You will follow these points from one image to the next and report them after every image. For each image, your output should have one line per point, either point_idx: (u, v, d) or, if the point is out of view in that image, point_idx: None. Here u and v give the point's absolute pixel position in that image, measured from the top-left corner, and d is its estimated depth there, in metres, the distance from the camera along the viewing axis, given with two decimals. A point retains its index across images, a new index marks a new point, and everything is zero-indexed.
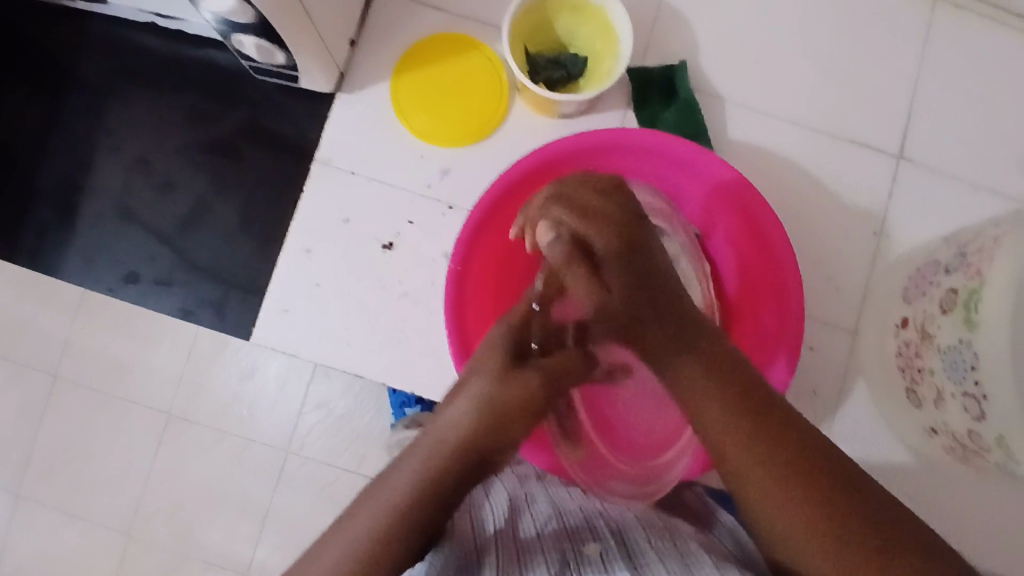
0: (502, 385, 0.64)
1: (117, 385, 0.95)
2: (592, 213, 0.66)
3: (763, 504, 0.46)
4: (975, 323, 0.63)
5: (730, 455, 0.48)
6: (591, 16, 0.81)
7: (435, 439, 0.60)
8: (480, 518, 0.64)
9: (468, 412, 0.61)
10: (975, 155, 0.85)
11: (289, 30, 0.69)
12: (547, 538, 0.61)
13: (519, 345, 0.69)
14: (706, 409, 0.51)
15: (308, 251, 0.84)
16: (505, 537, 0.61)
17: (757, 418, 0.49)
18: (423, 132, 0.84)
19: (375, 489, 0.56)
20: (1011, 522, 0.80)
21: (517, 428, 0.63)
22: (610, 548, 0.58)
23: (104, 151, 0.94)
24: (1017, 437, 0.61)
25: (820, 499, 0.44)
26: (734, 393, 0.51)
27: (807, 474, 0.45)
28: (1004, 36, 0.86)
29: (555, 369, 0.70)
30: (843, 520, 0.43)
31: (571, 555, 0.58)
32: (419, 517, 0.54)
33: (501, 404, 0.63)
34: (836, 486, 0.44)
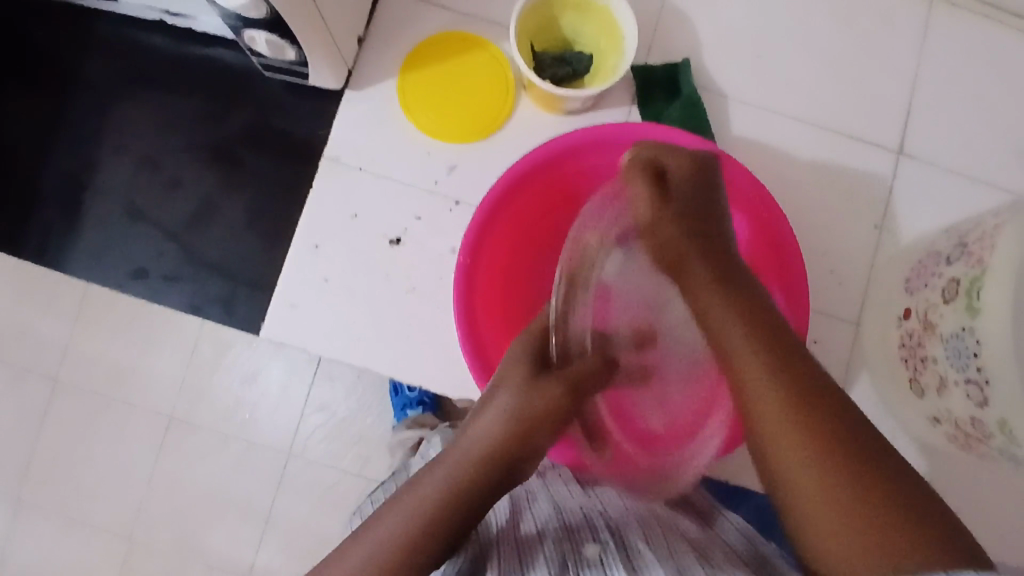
0: (533, 394, 0.63)
1: (122, 384, 0.95)
2: (651, 195, 0.65)
3: (804, 494, 0.45)
4: (977, 311, 0.65)
5: (769, 424, 0.48)
6: (596, 14, 0.82)
7: (468, 443, 0.60)
8: (484, 521, 0.67)
9: (497, 420, 0.61)
10: (972, 149, 0.87)
11: (301, 26, 0.70)
12: (546, 537, 0.62)
13: (542, 352, 0.67)
14: (750, 375, 0.51)
15: (316, 247, 0.85)
16: (506, 538, 0.63)
17: (800, 400, 0.48)
18: (430, 129, 0.85)
19: (403, 496, 0.57)
20: (1010, 511, 0.81)
21: (544, 432, 0.62)
22: (607, 550, 0.57)
23: (111, 151, 0.95)
24: (1020, 422, 0.62)
25: (866, 494, 0.43)
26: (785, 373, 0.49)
27: (855, 467, 0.44)
28: (998, 33, 0.88)
29: (581, 373, 0.67)
30: (877, 507, 0.42)
31: (571, 559, 0.58)
32: (444, 531, 0.55)
33: (528, 419, 0.61)
34: (877, 480, 0.43)
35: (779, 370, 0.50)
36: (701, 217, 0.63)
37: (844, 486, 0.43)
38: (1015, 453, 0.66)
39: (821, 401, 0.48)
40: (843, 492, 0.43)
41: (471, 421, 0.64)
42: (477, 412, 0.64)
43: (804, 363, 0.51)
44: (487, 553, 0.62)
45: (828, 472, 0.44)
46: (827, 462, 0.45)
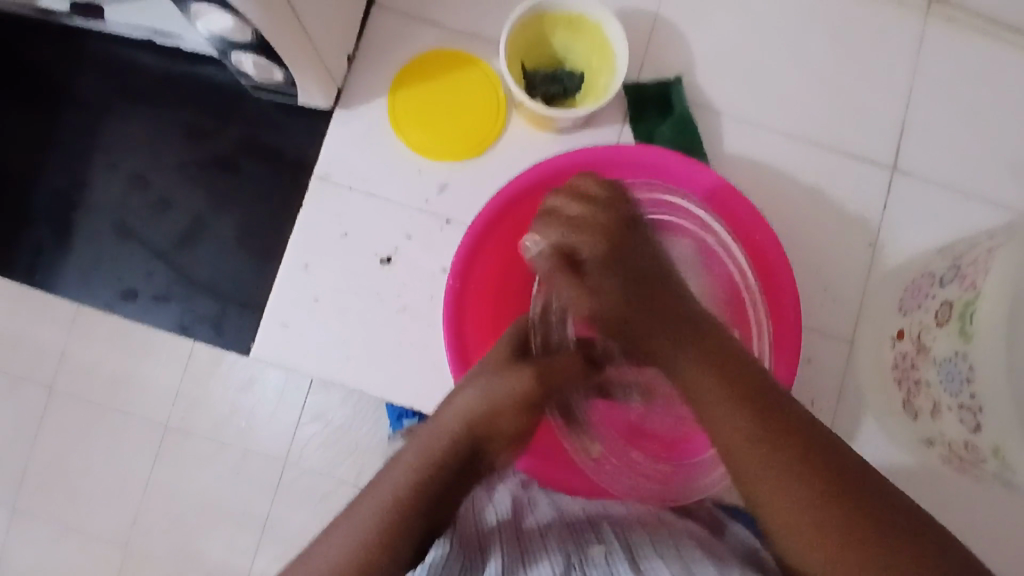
0: (506, 382, 0.62)
1: (115, 399, 0.95)
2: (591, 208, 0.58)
3: (760, 487, 0.48)
4: (970, 335, 0.64)
5: (729, 443, 0.50)
6: (587, 32, 0.82)
7: (439, 432, 0.60)
8: (481, 514, 0.66)
9: (473, 403, 0.61)
10: (966, 164, 0.86)
11: (288, 49, 0.69)
12: (550, 535, 0.63)
13: (523, 342, 0.68)
14: (699, 392, 0.52)
15: (306, 266, 0.84)
16: (507, 533, 0.63)
17: (765, 414, 0.49)
18: (420, 147, 0.84)
19: (378, 484, 0.57)
20: (1007, 529, 0.81)
21: (514, 424, 0.62)
22: (614, 551, 0.58)
23: (101, 168, 0.94)
24: (1013, 450, 0.62)
25: (816, 492, 0.46)
26: (751, 389, 0.51)
27: (801, 469, 0.47)
28: (994, 47, 0.87)
29: (558, 370, 0.67)
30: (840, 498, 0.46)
31: (575, 558, 0.59)
32: (416, 520, 0.56)
33: (499, 412, 0.61)
34: (832, 475, 0.47)
35: (743, 369, 0.52)
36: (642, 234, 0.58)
37: (810, 469, 0.47)
38: (1009, 479, 0.65)
39: (784, 409, 0.50)
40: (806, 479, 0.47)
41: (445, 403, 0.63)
42: (445, 401, 0.63)
43: (760, 370, 0.53)
44: (486, 545, 0.62)
45: (784, 456, 0.48)
46: (786, 447, 0.48)
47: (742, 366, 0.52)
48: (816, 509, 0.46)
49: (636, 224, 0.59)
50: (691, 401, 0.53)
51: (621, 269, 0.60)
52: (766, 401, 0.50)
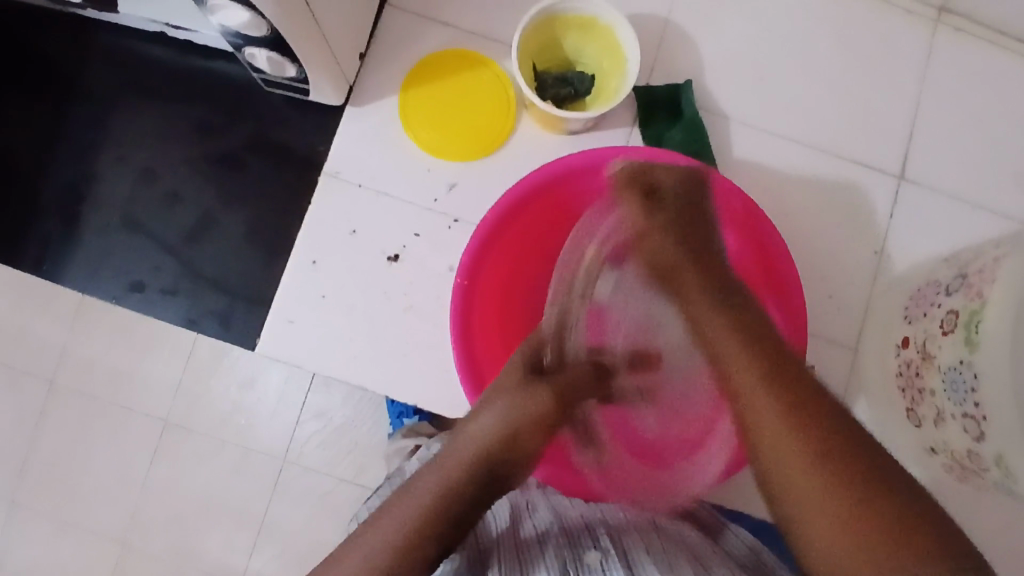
0: (524, 402, 0.63)
1: (118, 392, 0.95)
2: (641, 208, 0.70)
3: (794, 497, 0.48)
4: (975, 345, 0.64)
5: (763, 422, 0.52)
6: (599, 35, 0.82)
7: (458, 453, 0.60)
8: (483, 524, 0.67)
9: (495, 424, 0.61)
10: (973, 175, 0.87)
11: (302, 46, 0.69)
12: (548, 542, 0.63)
13: (535, 356, 0.69)
14: (752, 396, 0.54)
15: (314, 262, 0.84)
16: (506, 541, 0.64)
17: (799, 419, 0.50)
18: (430, 146, 0.84)
19: (404, 496, 0.58)
20: (1006, 539, 0.81)
21: (533, 442, 0.63)
22: (610, 558, 0.59)
23: (110, 161, 0.94)
24: (1016, 459, 0.62)
25: (845, 486, 0.46)
26: (785, 388, 0.53)
27: (829, 462, 0.47)
28: (1002, 58, 0.88)
29: (568, 383, 0.69)
30: (871, 508, 0.44)
31: (573, 566, 0.60)
32: (441, 532, 0.56)
33: (520, 430, 0.62)
34: (860, 472, 0.46)
35: (776, 375, 0.54)
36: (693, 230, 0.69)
37: (842, 478, 0.46)
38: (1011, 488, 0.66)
39: (812, 416, 0.50)
40: (830, 488, 0.46)
41: (469, 421, 0.63)
42: (466, 420, 0.63)
43: (796, 369, 0.55)
44: (487, 556, 0.63)
45: (815, 462, 0.47)
46: (818, 452, 0.48)
47: (788, 371, 0.54)
48: (841, 514, 0.45)
49: (675, 215, 0.69)
50: (744, 411, 0.54)
51: (669, 248, 0.68)
52: (795, 379, 0.53)
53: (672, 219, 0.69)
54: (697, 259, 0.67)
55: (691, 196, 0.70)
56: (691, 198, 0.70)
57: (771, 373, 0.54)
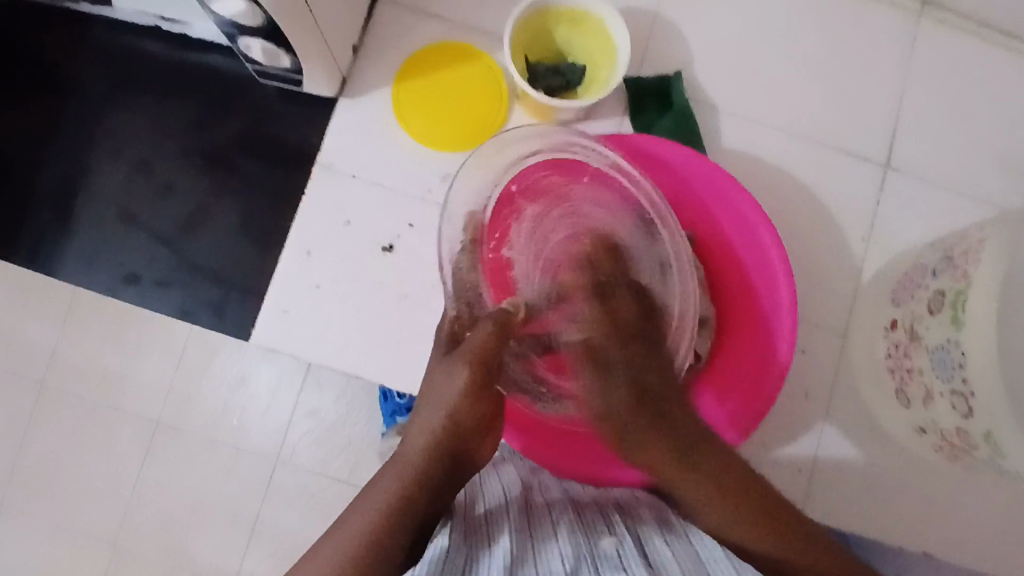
0: (454, 377, 0.63)
1: (111, 388, 0.95)
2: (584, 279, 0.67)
3: (710, 509, 0.61)
4: (962, 323, 0.65)
5: (677, 486, 0.61)
6: (589, 27, 0.83)
7: (410, 450, 0.63)
8: (492, 494, 0.67)
9: (437, 413, 0.63)
10: (958, 165, 0.88)
11: (296, 35, 0.70)
12: (559, 519, 0.64)
13: (455, 330, 0.67)
14: (657, 458, 0.60)
15: (308, 253, 0.85)
16: (516, 512, 0.64)
17: (721, 492, 0.60)
18: (424, 136, 0.85)
19: (365, 498, 0.60)
20: (995, 522, 0.82)
21: (475, 415, 0.63)
22: (626, 545, 0.60)
23: (102, 155, 0.94)
24: (1005, 432, 0.62)
25: (721, 506, 0.60)
26: (681, 457, 0.60)
27: (739, 511, 0.60)
28: (983, 48, 0.90)
29: (479, 342, 0.63)
30: (752, 525, 0.60)
31: (586, 547, 0.60)
32: (407, 521, 0.58)
33: (456, 408, 0.63)
34: (751, 497, 0.61)
35: (683, 461, 0.60)
36: (642, 321, 0.65)
37: (757, 531, 0.59)
38: (1000, 465, 0.67)
39: (727, 488, 0.60)
40: (748, 531, 0.60)
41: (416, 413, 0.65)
42: (419, 405, 0.66)
43: (679, 421, 0.61)
44: (493, 520, 0.63)
45: (721, 491, 0.60)
46: (723, 490, 0.60)
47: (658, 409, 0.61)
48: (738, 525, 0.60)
49: (617, 284, 0.67)
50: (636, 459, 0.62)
51: (600, 320, 0.64)
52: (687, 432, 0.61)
53: (605, 327, 0.64)
54: (611, 306, 0.65)
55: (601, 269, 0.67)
56: (600, 272, 0.67)
57: (682, 455, 0.60)
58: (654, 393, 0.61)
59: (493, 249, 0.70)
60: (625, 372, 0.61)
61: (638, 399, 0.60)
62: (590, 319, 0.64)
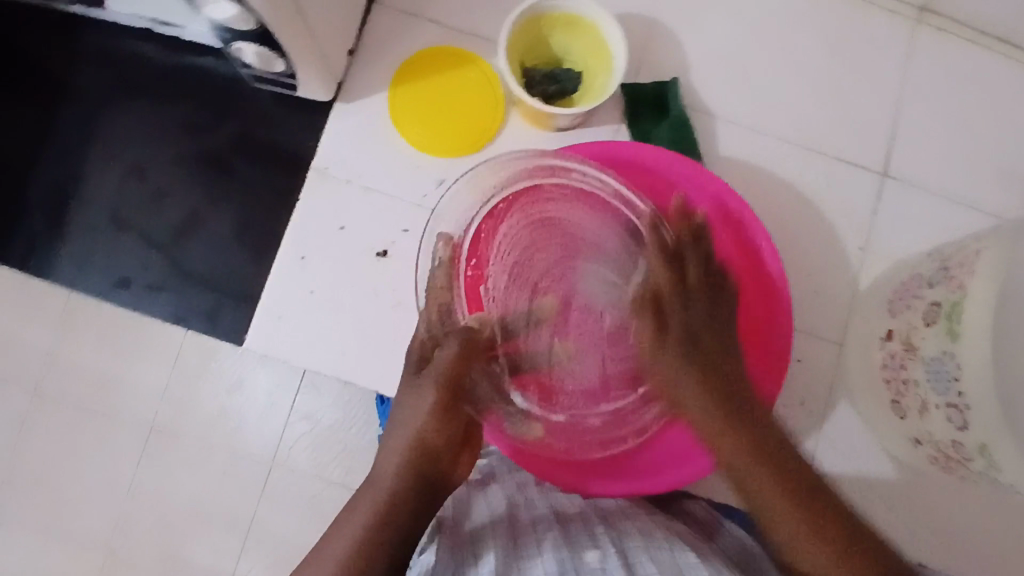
0: (423, 397, 0.66)
1: (106, 392, 0.94)
2: (666, 283, 0.66)
3: (804, 556, 0.58)
4: (958, 335, 0.65)
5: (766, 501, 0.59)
6: (585, 33, 0.83)
7: (383, 473, 0.66)
8: (475, 515, 0.68)
9: (406, 435, 0.66)
10: (957, 173, 0.88)
11: (290, 40, 0.69)
12: (544, 536, 0.64)
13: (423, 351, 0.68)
14: (796, 531, 0.58)
15: (302, 259, 0.84)
16: (501, 531, 0.65)
17: (814, 526, 0.57)
18: (419, 142, 0.85)
19: (339, 529, 0.63)
20: (993, 533, 0.82)
21: (445, 435, 0.67)
22: (607, 553, 0.59)
23: (97, 158, 0.94)
24: (999, 447, 0.63)
25: (819, 541, 0.57)
26: (812, 529, 0.57)
27: (825, 539, 0.57)
28: (981, 56, 0.89)
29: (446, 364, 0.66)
30: (847, 549, 0.57)
31: (568, 560, 0.60)
32: (386, 545, 0.61)
33: (425, 427, 0.66)
34: (807, 510, 0.58)
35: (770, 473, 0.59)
36: (699, 338, 0.63)
37: (826, 534, 0.57)
38: (996, 477, 0.67)
39: (818, 520, 0.58)
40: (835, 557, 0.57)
41: (386, 439, 0.68)
42: (389, 427, 0.69)
43: (790, 468, 0.60)
44: (478, 541, 0.63)
45: (829, 545, 0.57)
46: (828, 538, 0.57)
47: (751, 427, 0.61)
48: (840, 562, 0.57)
49: (688, 292, 0.65)
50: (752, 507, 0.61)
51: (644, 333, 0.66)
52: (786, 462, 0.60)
53: (711, 407, 0.61)
54: (678, 285, 0.65)
55: (679, 276, 0.66)
56: (679, 276, 0.66)
57: (763, 466, 0.60)
58: (812, 487, 0.59)
59: (470, 267, 0.70)
60: (754, 435, 0.61)
61: (768, 449, 0.60)
62: (667, 271, 0.66)
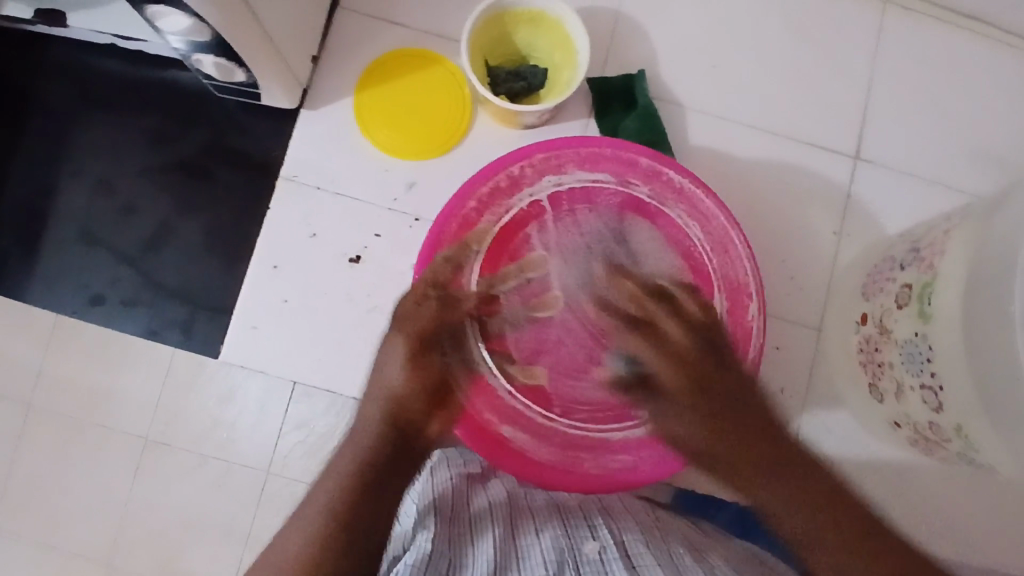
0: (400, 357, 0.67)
1: (84, 414, 0.92)
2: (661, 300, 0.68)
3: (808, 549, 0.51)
4: (928, 316, 0.65)
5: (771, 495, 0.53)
6: (549, 28, 0.82)
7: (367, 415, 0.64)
8: (473, 498, 0.64)
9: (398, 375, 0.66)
10: (929, 153, 0.87)
11: (247, 49, 0.69)
12: (544, 527, 0.61)
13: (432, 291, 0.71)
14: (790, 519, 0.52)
15: (275, 267, 0.86)
16: (499, 514, 0.62)
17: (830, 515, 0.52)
18: (388, 146, 0.84)
19: (310, 503, 0.57)
20: (984, 511, 0.82)
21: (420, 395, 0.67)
22: (609, 549, 0.56)
23: (67, 176, 0.93)
24: (974, 427, 0.63)
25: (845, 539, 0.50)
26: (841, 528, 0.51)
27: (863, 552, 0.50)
28: (948, 33, 0.89)
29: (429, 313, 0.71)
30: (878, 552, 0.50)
31: (569, 555, 0.56)
32: (354, 526, 0.55)
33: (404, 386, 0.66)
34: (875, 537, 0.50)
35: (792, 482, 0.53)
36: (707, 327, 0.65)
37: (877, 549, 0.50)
38: (974, 456, 0.67)
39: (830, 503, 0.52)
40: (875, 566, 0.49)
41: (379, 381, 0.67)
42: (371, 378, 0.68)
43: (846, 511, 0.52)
44: (474, 523, 0.59)
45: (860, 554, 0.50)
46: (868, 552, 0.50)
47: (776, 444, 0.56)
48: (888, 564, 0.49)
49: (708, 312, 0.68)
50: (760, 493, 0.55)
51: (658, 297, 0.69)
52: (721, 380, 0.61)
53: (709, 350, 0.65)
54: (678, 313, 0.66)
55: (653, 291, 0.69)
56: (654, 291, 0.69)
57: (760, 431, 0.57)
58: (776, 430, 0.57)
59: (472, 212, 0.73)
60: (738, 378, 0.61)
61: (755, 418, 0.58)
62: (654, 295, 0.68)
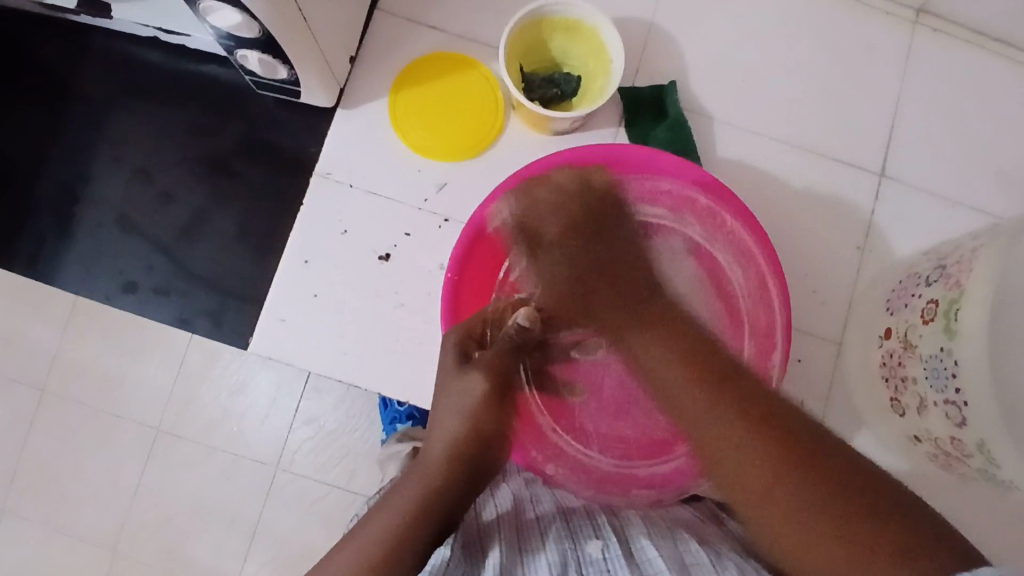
0: (469, 388, 0.67)
1: (106, 396, 0.95)
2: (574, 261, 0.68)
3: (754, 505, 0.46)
4: (954, 332, 0.65)
5: (706, 428, 0.50)
6: (583, 37, 0.84)
7: (431, 458, 0.63)
8: (481, 508, 0.67)
9: (456, 418, 0.65)
10: (953, 173, 0.89)
11: (293, 46, 0.70)
12: (548, 528, 0.63)
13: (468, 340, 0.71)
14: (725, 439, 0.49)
15: (306, 262, 0.86)
16: (508, 522, 0.64)
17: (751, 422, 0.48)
18: (421, 146, 0.86)
19: (358, 535, 0.57)
20: (995, 530, 0.82)
21: (493, 416, 0.67)
22: (611, 547, 0.59)
23: (103, 162, 0.95)
24: (997, 442, 0.64)
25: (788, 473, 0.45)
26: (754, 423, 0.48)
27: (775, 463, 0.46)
28: (978, 56, 0.90)
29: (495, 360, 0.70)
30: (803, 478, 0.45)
31: (574, 555, 0.59)
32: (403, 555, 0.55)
33: (476, 413, 0.66)
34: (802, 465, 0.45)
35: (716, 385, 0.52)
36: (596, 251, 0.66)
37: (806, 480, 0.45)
38: (995, 473, 0.67)
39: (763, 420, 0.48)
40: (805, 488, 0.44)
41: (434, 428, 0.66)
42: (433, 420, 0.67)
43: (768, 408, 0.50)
44: (486, 535, 0.63)
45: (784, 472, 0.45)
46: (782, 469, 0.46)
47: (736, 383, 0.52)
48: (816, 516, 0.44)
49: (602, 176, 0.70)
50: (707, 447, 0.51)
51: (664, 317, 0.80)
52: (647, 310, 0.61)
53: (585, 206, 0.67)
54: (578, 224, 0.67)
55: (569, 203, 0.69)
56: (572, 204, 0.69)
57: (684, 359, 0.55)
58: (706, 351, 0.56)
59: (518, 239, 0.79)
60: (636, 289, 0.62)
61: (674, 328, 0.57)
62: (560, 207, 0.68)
